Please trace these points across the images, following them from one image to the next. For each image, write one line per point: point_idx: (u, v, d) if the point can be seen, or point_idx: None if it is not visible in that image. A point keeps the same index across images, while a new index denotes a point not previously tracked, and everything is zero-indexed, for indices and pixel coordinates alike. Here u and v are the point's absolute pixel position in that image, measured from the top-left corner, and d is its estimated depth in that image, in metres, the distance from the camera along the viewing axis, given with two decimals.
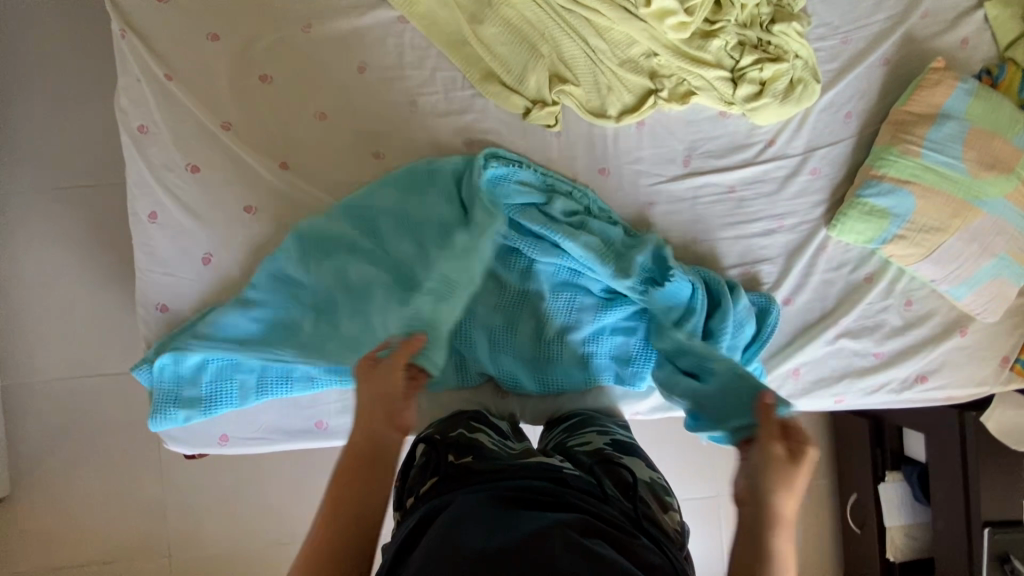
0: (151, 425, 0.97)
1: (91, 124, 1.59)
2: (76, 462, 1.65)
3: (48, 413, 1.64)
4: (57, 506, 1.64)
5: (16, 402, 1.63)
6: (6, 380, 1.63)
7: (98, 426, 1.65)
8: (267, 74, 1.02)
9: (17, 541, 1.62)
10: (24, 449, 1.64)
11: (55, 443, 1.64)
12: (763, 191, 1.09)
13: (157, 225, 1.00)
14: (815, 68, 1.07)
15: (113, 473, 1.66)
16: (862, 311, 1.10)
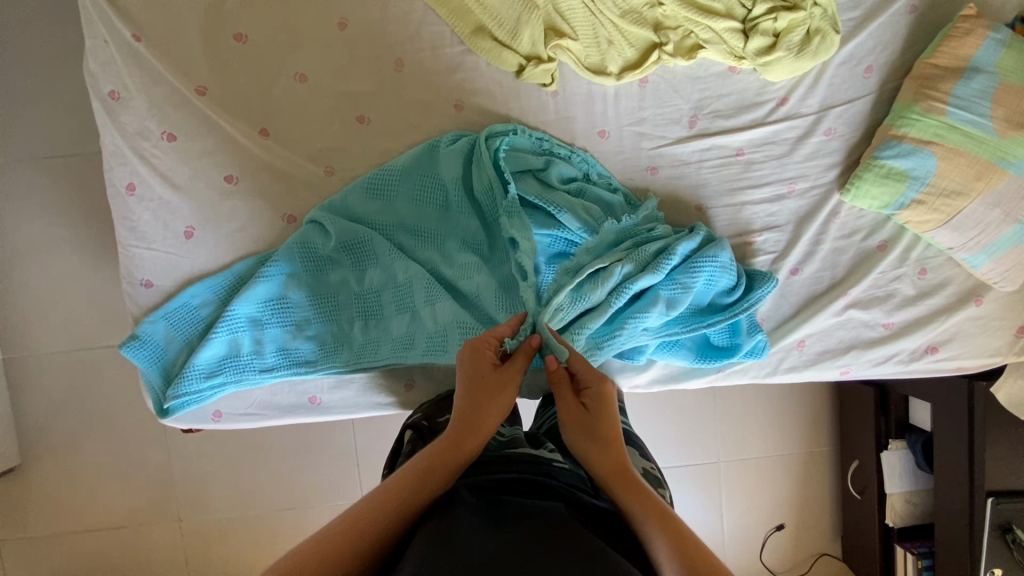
0: (150, 401, 0.97)
1: (76, 91, 1.54)
2: (82, 432, 1.67)
3: (52, 385, 1.65)
4: (68, 474, 1.67)
5: (20, 374, 1.64)
6: (8, 352, 1.63)
7: (101, 397, 1.66)
8: (241, 32, 0.95)
9: (32, 507, 1.67)
10: (31, 420, 1.65)
11: (61, 414, 1.66)
12: (772, 154, 1.03)
13: (136, 197, 0.96)
14: (836, 17, 0.98)
15: (119, 444, 1.68)
16: (874, 280, 1.06)
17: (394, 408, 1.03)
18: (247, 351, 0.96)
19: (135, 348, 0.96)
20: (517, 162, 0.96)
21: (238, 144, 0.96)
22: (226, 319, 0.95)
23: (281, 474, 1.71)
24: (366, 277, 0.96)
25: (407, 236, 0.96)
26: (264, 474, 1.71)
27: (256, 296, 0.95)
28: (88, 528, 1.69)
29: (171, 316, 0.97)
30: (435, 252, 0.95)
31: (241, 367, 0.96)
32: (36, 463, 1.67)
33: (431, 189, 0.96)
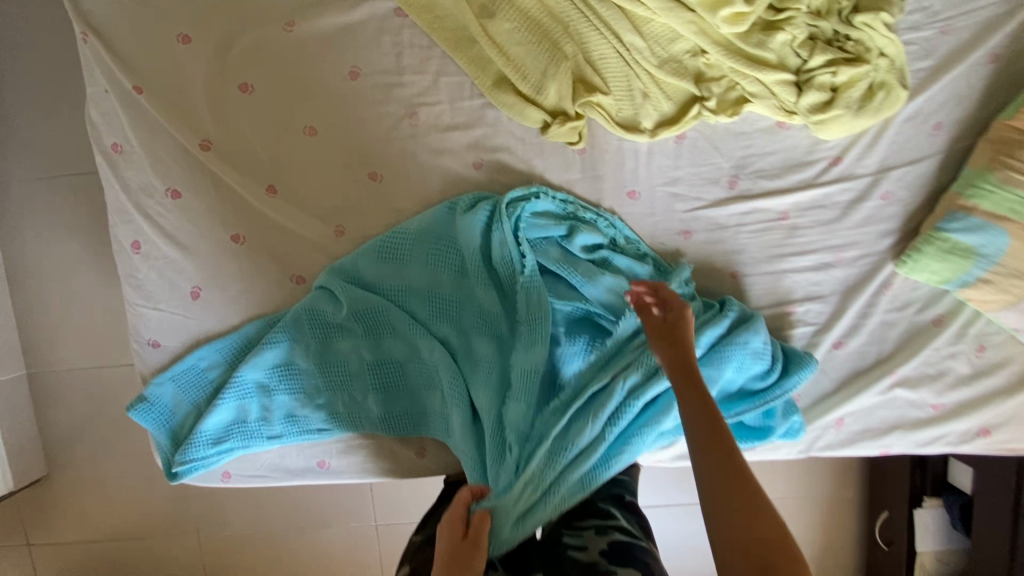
0: (159, 462, 0.95)
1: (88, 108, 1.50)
2: (104, 446, 1.69)
3: (73, 400, 1.67)
4: (91, 486, 1.71)
5: (43, 389, 1.66)
6: (32, 367, 1.65)
7: (121, 413, 1.68)
8: (247, 82, 0.89)
9: (58, 515, 1.72)
10: (55, 434, 1.68)
11: (83, 428, 1.68)
12: (820, 219, 0.93)
13: (141, 255, 0.92)
14: (903, 69, 0.87)
15: (140, 459, 1.70)
16: (925, 358, 0.97)
17: (404, 476, 0.99)
18: (255, 417, 0.94)
19: (143, 411, 0.93)
20: (538, 229, 0.89)
21: (246, 202, 0.91)
22: (235, 384, 0.92)
23: (294, 495, 1.71)
24: (378, 345, 0.91)
25: (420, 305, 0.91)
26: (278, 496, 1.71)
27: (263, 362, 0.92)
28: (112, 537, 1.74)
29: (179, 377, 0.94)
30: (449, 325, 0.89)
31: (249, 433, 0.94)
32: (60, 474, 1.70)
33: (447, 255, 0.90)
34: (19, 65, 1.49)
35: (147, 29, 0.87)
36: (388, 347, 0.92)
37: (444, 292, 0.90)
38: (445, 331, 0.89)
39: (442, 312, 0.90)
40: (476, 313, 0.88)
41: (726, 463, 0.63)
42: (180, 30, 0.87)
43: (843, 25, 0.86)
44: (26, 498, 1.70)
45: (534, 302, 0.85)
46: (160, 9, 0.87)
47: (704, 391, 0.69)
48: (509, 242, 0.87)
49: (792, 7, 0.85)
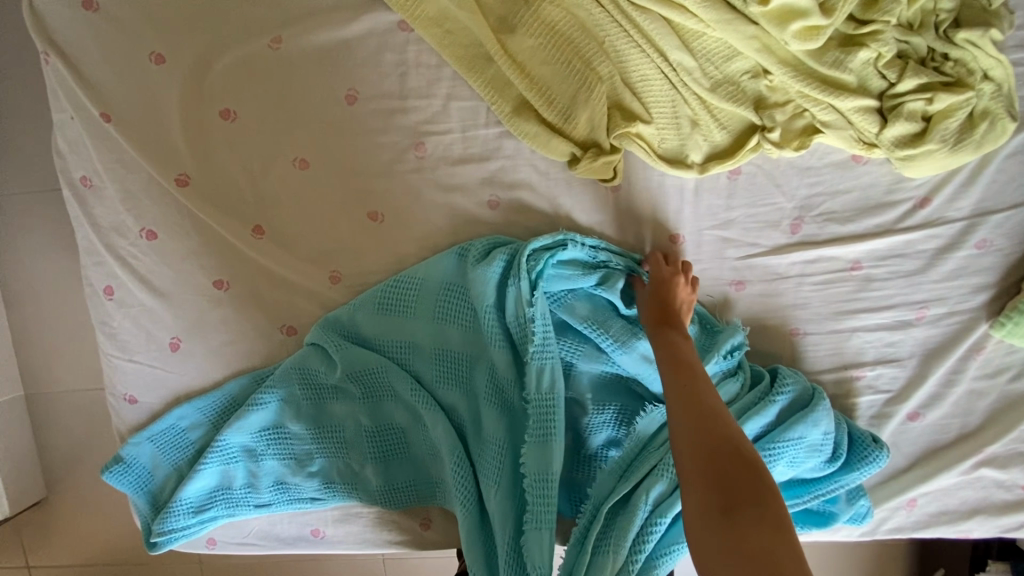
0: (140, 529, 0.86)
1: None
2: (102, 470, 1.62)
3: (72, 422, 1.60)
4: (90, 510, 1.64)
5: (42, 409, 1.59)
6: (30, 386, 1.58)
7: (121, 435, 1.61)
8: (229, 108, 0.77)
9: (58, 538, 1.66)
10: (54, 456, 1.61)
11: (82, 450, 1.61)
12: (899, 270, 0.78)
13: (114, 302, 0.82)
14: (1013, 94, 0.71)
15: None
16: (1020, 434, 0.82)
17: (407, 548, 0.88)
18: (241, 484, 0.84)
19: (118, 474, 0.84)
20: (562, 282, 0.76)
21: (230, 244, 0.80)
22: (217, 449, 0.82)
23: None
24: (377, 410, 0.81)
25: (424, 367, 0.79)
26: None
27: (249, 426, 0.81)
28: (113, 562, 1.68)
29: (157, 437, 0.84)
30: (457, 392, 0.78)
31: (234, 501, 0.84)
32: (58, 498, 1.63)
33: (457, 310, 0.78)
34: (6, 72, 1.39)
35: (114, 45, 0.76)
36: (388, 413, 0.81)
37: (451, 354, 0.78)
38: (451, 399, 0.78)
39: (449, 376, 0.78)
40: (487, 381, 0.76)
41: (704, 456, 0.54)
42: (152, 48, 0.76)
43: (942, 40, 0.70)
44: (25, 520, 1.65)
45: (550, 378, 0.72)
46: (129, 23, 0.75)
47: (693, 381, 0.62)
48: (527, 301, 0.74)
49: (879, 18, 0.69)
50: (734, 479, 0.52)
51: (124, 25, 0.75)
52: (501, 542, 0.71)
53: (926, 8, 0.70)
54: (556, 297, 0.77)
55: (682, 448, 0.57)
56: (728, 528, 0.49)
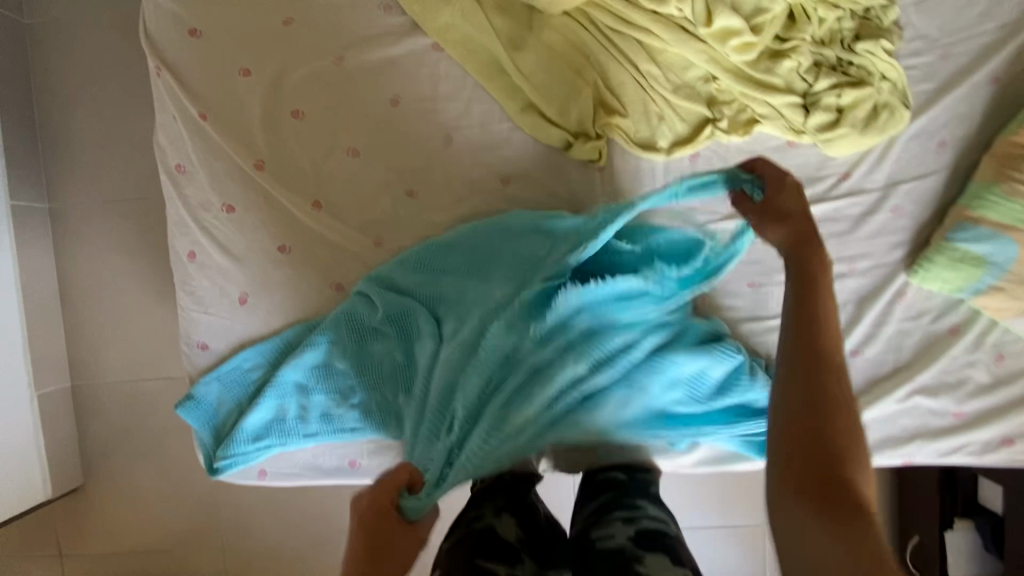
0: (202, 458, 1.01)
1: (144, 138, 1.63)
2: (137, 459, 1.73)
3: (112, 413, 1.72)
4: (121, 499, 1.73)
5: (85, 401, 1.72)
6: (76, 379, 1.71)
7: (156, 425, 1.73)
8: (299, 109, 0.98)
9: (88, 527, 1.74)
10: (92, 446, 1.73)
11: (120, 440, 1.73)
12: (832, 231, 0.98)
13: (196, 264, 1.01)
14: (905, 91, 0.93)
15: (172, 473, 1.74)
16: (943, 366, 0.99)
17: None
18: (293, 416, 0.99)
19: (190, 409, 1.00)
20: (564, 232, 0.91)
21: (294, 216, 1.00)
22: (276, 384, 0.98)
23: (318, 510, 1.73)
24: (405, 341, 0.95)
25: (445, 304, 0.93)
26: (303, 511, 1.73)
27: (303, 364, 0.98)
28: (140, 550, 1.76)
29: (224, 377, 1.01)
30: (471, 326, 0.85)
31: (286, 431, 0.99)
32: (93, 486, 1.73)
33: (475, 257, 0.93)
34: (83, 99, 1.62)
35: (212, 62, 0.98)
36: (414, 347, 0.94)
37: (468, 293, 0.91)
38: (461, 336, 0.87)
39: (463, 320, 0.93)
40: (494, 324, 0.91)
41: (804, 432, 0.60)
42: (242, 64, 0.98)
43: (846, 52, 0.93)
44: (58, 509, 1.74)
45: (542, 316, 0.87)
46: (225, 46, 0.98)
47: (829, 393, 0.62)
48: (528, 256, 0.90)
49: (797, 36, 0.92)
50: (834, 459, 0.58)
51: (221, 47, 0.98)
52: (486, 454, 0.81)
53: (832, 29, 0.93)
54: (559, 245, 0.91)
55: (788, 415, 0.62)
56: (829, 515, 0.55)
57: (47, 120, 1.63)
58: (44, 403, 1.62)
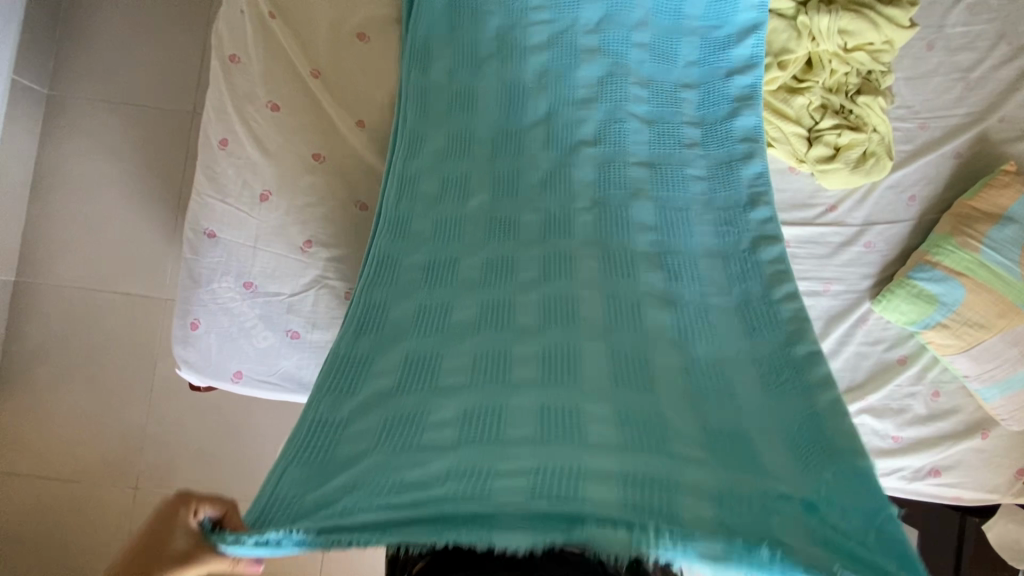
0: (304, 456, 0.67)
1: (190, 52, 1.63)
2: (92, 377, 1.61)
3: (92, 314, 1.62)
4: (56, 417, 1.59)
5: (66, 301, 1.61)
6: (55, 280, 1.61)
7: (125, 341, 1.62)
8: (365, 34, 1.04)
9: (17, 437, 1.58)
10: (58, 353, 1.61)
11: (85, 339, 1.61)
12: (815, 252, 1.10)
13: (225, 152, 1.01)
14: (890, 145, 1.09)
15: (133, 389, 1.61)
16: (889, 392, 1.10)
17: None
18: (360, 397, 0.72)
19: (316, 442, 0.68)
20: (839, 536, 0.57)
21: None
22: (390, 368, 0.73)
23: None
24: (424, 323, 0.78)
25: (576, 399, 0.67)
26: None
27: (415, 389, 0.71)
28: (54, 477, 1.58)
29: (410, 374, 0.72)
30: (487, 319, 0.77)
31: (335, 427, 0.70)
32: (25, 398, 1.59)
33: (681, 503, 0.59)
34: None
35: None
36: (423, 334, 0.77)
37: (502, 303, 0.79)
38: (529, 370, 0.71)
39: (509, 335, 0.75)
40: (529, 353, 0.73)
41: None
42: None
43: (848, 101, 1.08)
44: None
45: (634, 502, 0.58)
46: None
47: None
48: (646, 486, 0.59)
49: (812, 79, 1.08)
50: None
51: None
52: (431, 352, 0.74)
53: (841, 80, 1.08)
54: (723, 446, 0.67)
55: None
56: None
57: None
58: (36, 294, 1.61)
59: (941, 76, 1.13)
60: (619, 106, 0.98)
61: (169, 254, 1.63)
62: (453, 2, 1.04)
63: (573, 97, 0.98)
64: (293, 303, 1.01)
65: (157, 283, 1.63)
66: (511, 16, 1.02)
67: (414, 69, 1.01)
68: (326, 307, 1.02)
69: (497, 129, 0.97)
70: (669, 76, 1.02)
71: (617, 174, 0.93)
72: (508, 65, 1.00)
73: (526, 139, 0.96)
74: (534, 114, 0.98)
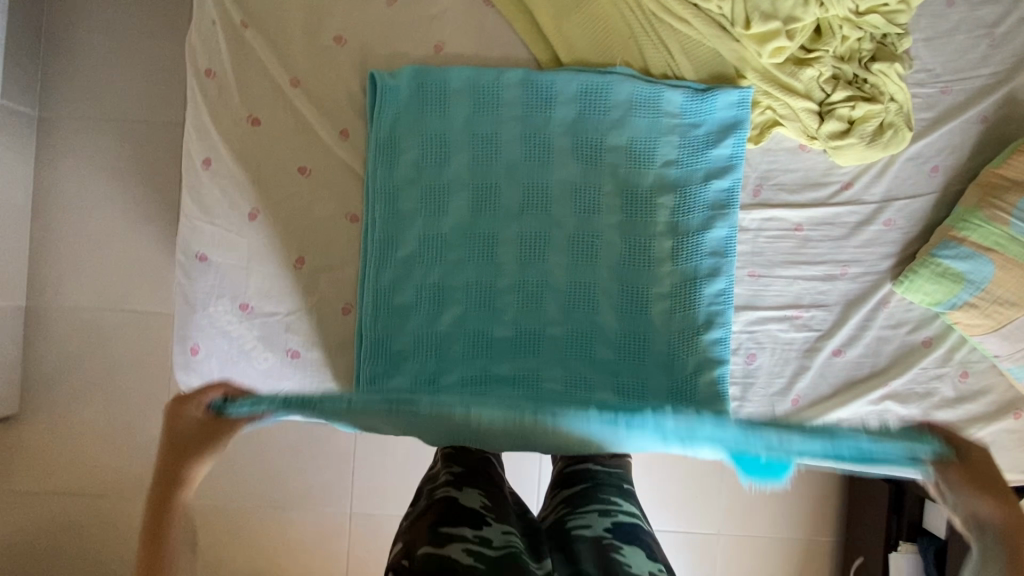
0: None
1: (174, 61, 1.59)
2: (109, 395, 1.63)
3: (102, 333, 1.63)
4: (79, 436, 1.63)
5: (76, 322, 1.63)
6: (63, 302, 1.62)
7: (138, 357, 1.63)
8: (341, 36, 0.99)
9: (44, 456, 1.62)
10: (75, 374, 1.63)
11: (99, 358, 1.63)
12: (830, 234, 1.04)
13: (209, 172, 0.98)
14: (909, 114, 1.01)
15: (150, 405, 1.63)
16: (914, 376, 1.05)
17: None
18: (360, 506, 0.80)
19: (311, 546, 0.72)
20: None
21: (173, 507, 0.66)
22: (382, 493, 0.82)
23: (252, 492, 1.38)
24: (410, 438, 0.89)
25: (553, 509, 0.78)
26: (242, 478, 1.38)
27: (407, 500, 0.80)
28: (84, 493, 1.63)
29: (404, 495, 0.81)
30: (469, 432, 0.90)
31: None
32: (48, 419, 1.62)
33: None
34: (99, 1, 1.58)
35: None
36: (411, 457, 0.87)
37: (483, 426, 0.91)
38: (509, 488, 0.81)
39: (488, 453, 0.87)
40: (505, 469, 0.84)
41: None
42: None
43: (862, 70, 1.00)
44: (6, 444, 1.62)
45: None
46: None
47: None
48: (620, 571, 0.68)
49: (822, 48, 1.00)
50: None
51: None
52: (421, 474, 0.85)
53: (852, 47, 1.00)
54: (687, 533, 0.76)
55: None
56: None
57: (55, 16, 1.58)
58: (47, 317, 1.63)
59: (964, 33, 1.04)
60: (591, 216, 1.00)
61: (172, 270, 1.63)
62: (418, 72, 0.98)
63: (547, 215, 1.00)
64: (291, 323, 0.99)
65: (163, 299, 1.64)
66: (479, 111, 0.99)
67: (381, 163, 0.98)
68: (323, 324, 1.00)
69: (469, 235, 0.99)
70: (645, 180, 1.01)
71: (579, 317, 1.00)
72: (485, 157, 0.99)
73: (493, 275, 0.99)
74: (510, 209, 1.00)
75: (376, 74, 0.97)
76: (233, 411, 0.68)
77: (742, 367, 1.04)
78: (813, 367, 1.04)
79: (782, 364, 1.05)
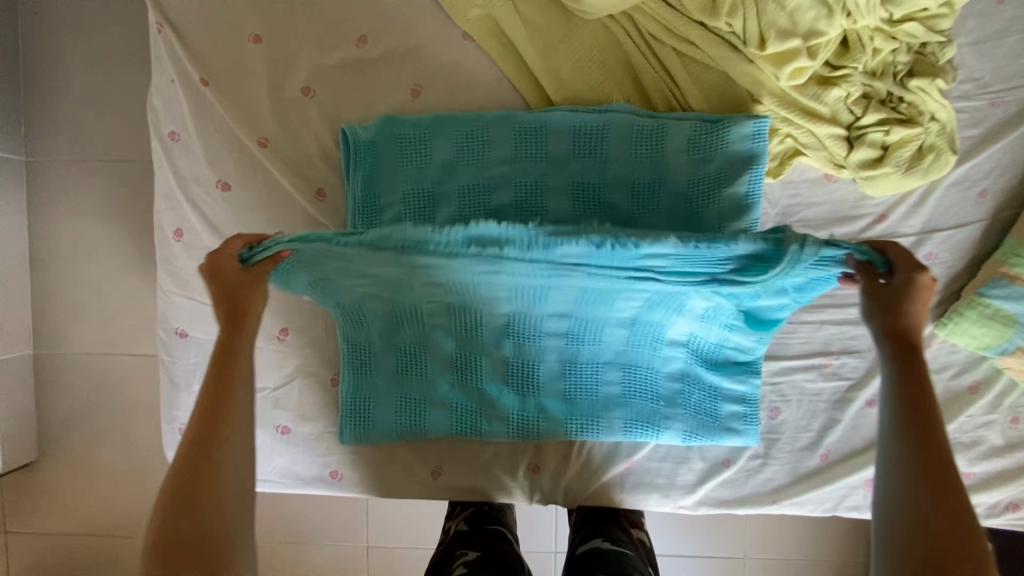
0: None
1: None
2: (121, 439, 1.63)
3: (109, 378, 1.62)
4: (96, 480, 1.64)
5: (82, 368, 1.62)
6: (68, 349, 1.61)
7: (146, 401, 1.63)
8: (309, 86, 0.90)
9: (65, 501, 1.64)
10: (86, 419, 1.63)
11: (108, 404, 1.63)
12: None
13: (182, 244, 0.92)
14: (953, 134, 0.89)
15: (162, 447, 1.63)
16: (959, 424, 0.95)
17: (418, 496, 0.96)
18: None
19: None
20: None
21: (221, 428, 0.71)
22: None
23: None
24: None
25: None
26: None
27: None
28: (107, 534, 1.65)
29: None
30: None
31: None
32: (65, 465, 1.64)
33: None
34: (72, 37, 1.51)
35: (221, 24, 0.89)
36: None
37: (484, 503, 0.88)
38: None
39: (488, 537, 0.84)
40: None
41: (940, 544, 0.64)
42: (251, 30, 0.89)
43: (897, 87, 0.88)
44: (28, 490, 1.64)
45: None
46: (236, 9, 0.89)
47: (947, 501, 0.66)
48: None
49: (850, 65, 0.87)
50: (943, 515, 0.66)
51: (231, 10, 0.89)
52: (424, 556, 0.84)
53: (886, 61, 0.88)
54: None
55: (902, 483, 0.68)
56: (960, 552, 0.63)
57: (30, 56, 1.52)
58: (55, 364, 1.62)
59: (1021, 32, 0.89)
60: None
61: None
62: (393, 120, 0.89)
63: None
64: (280, 397, 0.94)
65: None
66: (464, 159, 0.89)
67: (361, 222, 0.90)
68: (313, 397, 0.95)
69: None
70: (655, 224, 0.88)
71: (585, 372, 0.92)
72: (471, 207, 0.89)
73: (489, 342, 0.89)
74: None
75: (348, 129, 0.88)
76: (255, 256, 0.73)
77: (765, 422, 0.96)
78: (844, 420, 0.95)
79: (810, 417, 0.96)
